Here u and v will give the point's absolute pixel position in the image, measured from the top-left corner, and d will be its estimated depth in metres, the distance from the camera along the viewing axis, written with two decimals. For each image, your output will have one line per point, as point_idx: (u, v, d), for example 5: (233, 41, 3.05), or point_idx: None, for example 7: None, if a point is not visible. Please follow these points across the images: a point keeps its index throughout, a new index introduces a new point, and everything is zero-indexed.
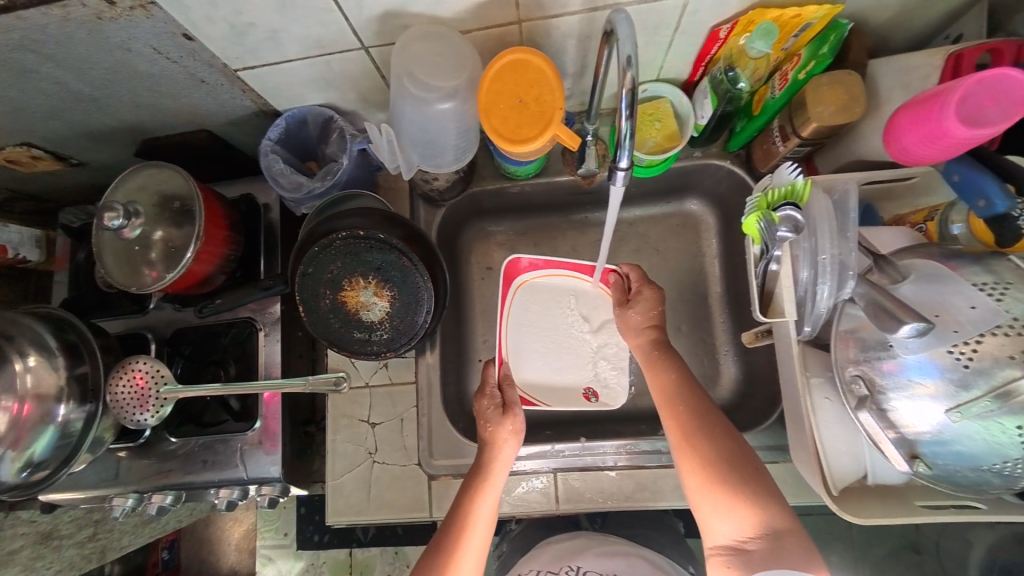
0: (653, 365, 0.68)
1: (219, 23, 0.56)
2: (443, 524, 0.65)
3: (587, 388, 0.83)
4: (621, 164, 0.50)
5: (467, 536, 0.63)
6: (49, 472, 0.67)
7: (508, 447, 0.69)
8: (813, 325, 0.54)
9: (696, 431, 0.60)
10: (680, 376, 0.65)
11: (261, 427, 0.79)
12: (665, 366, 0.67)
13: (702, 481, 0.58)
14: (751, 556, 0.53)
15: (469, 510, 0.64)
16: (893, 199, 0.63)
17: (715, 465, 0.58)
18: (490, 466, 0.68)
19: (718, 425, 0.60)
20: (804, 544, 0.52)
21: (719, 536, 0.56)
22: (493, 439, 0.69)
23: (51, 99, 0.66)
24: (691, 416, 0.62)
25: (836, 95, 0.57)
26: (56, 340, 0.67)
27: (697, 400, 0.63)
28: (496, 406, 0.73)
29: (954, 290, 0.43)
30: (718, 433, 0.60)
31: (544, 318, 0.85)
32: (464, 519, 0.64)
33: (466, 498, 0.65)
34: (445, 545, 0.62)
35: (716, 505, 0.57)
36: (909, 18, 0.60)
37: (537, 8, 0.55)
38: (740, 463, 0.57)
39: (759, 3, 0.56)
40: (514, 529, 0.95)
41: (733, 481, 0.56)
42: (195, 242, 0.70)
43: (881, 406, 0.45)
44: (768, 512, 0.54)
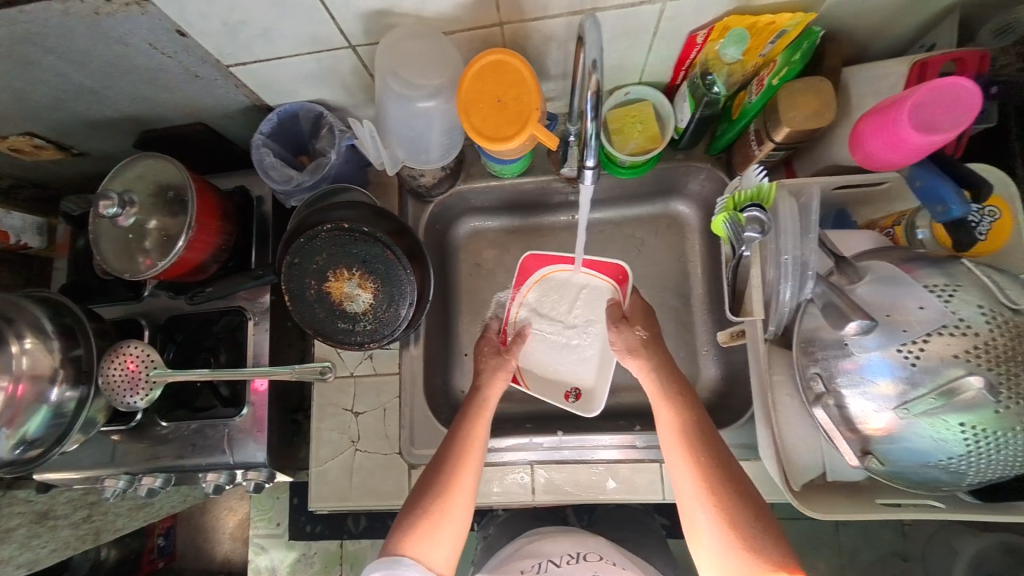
0: (663, 394, 0.67)
1: (212, 19, 0.58)
2: (443, 448, 0.69)
3: (572, 388, 0.83)
4: (589, 163, 0.52)
5: (470, 457, 0.67)
6: (43, 450, 0.69)
7: (500, 381, 0.75)
8: (778, 323, 0.55)
9: (721, 481, 0.59)
10: (693, 411, 0.65)
11: (249, 413, 0.81)
12: (677, 395, 0.66)
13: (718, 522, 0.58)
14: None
15: (471, 434, 0.69)
16: (866, 204, 0.64)
17: (738, 520, 0.57)
18: (486, 394, 0.74)
19: (738, 475, 0.60)
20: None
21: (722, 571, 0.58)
22: (487, 370, 0.76)
23: (53, 89, 0.68)
24: (706, 452, 0.62)
25: (810, 101, 0.58)
26: (53, 324, 0.70)
27: (710, 437, 0.63)
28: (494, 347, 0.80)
29: (907, 292, 0.44)
30: (735, 482, 0.60)
31: (548, 309, 0.86)
32: (467, 440, 0.68)
33: (465, 421, 0.70)
34: (449, 462, 0.67)
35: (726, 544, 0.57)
36: (884, 27, 0.61)
37: (520, 10, 0.57)
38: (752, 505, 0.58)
39: (735, 10, 0.57)
40: (500, 513, 0.96)
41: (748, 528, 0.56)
42: (187, 232, 0.72)
43: (837, 402, 0.46)
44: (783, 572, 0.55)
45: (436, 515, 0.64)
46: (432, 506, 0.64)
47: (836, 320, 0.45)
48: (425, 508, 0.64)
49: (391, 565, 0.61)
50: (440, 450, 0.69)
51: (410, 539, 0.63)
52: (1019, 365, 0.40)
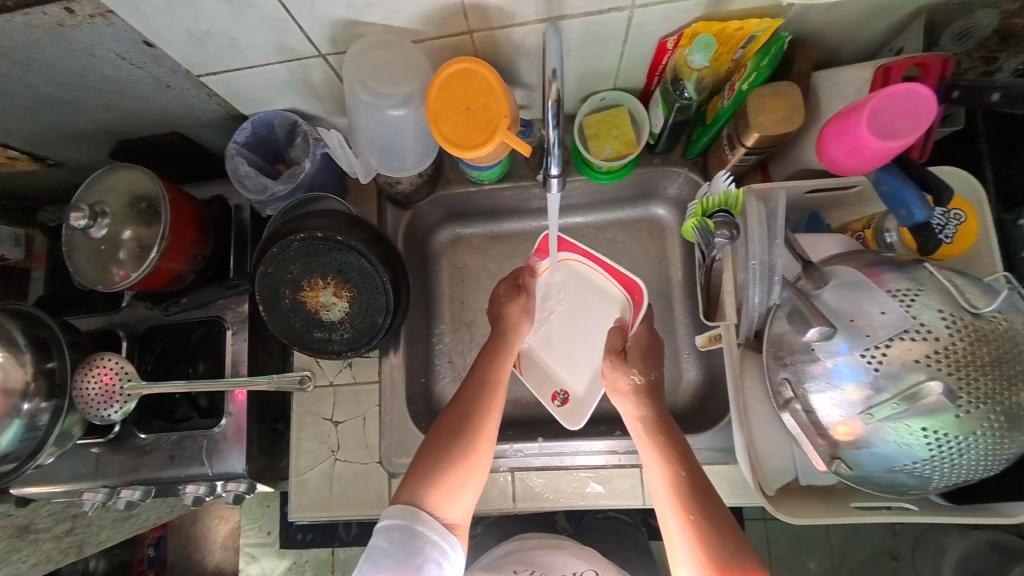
0: (656, 446, 0.63)
1: (178, 30, 0.57)
2: (469, 397, 0.67)
3: (561, 390, 0.82)
4: (553, 171, 0.52)
5: (498, 408, 0.68)
6: (16, 465, 0.69)
7: (522, 325, 0.77)
8: (748, 328, 0.55)
9: (712, 535, 0.56)
10: (690, 471, 0.60)
11: (228, 423, 0.80)
12: (666, 445, 0.62)
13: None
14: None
15: (498, 379, 0.70)
16: (839, 207, 0.64)
17: None
18: (509, 340, 0.75)
19: (728, 527, 0.57)
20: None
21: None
22: (512, 318, 0.76)
23: (23, 101, 0.68)
24: (700, 514, 0.57)
25: (777, 106, 0.59)
26: (26, 336, 0.69)
27: (705, 498, 0.59)
28: (513, 286, 0.79)
29: (869, 296, 0.44)
30: (726, 535, 0.56)
31: (558, 304, 0.86)
32: (495, 388, 0.69)
33: (495, 367, 0.71)
34: (478, 412, 0.66)
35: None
36: (852, 32, 0.62)
37: (487, 19, 0.57)
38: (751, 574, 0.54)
39: (703, 16, 0.58)
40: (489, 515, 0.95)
41: None
42: (160, 242, 0.72)
43: (804, 406, 0.47)
44: None
45: (463, 463, 0.63)
46: (458, 456, 0.63)
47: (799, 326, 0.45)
48: (452, 457, 0.63)
49: (411, 516, 0.58)
50: (466, 397, 0.67)
51: (433, 490, 0.60)
52: (977, 370, 0.40)
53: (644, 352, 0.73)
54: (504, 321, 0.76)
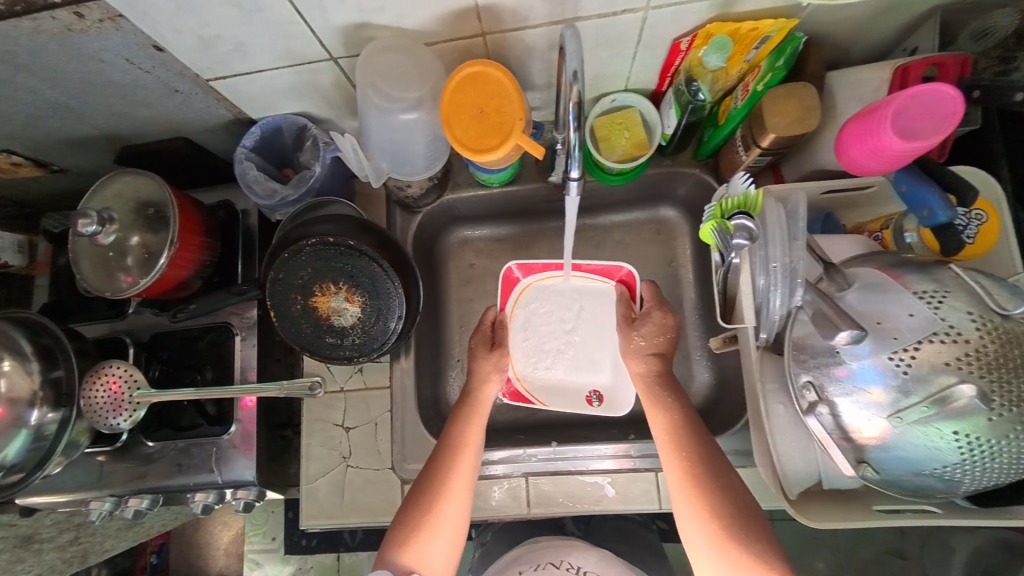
0: (656, 398, 0.68)
1: (186, 35, 0.57)
2: (436, 456, 0.69)
3: (592, 391, 0.82)
4: (574, 173, 0.51)
5: (456, 473, 0.67)
6: (23, 475, 0.68)
7: (493, 382, 0.76)
8: (769, 331, 0.55)
9: (707, 483, 0.60)
10: (686, 420, 0.65)
11: (238, 429, 0.79)
12: (670, 406, 0.66)
13: (710, 543, 0.58)
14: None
15: (462, 436, 0.69)
16: (852, 208, 0.63)
17: (725, 521, 0.58)
18: (477, 396, 0.74)
19: (724, 475, 0.60)
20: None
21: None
22: (481, 373, 0.76)
23: (28, 107, 0.67)
24: (702, 471, 0.61)
25: (789, 107, 0.58)
26: (31, 344, 0.68)
27: (704, 449, 0.62)
28: (486, 344, 0.79)
29: (897, 298, 0.44)
30: (721, 484, 0.60)
31: (550, 325, 0.84)
32: (459, 444, 0.69)
33: (460, 423, 0.71)
34: (440, 472, 0.67)
35: (717, 564, 0.58)
36: (865, 31, 0.61)
37: (500, 20, 0.56)
38: (747, 528, 0.57)
39: (717, 16, 0.57)
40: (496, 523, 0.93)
41: (731, 525, 0.58)
42: (168, 248, 0.71)
43: (829, 410, 0.46)
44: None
45: (427, 524, 0.65)
46: (423, 516, 0.65)
47: (827, 331, 0.45)
48: (415, 519, 0.65)
49: None
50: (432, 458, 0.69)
51: (401, 550, 0.63)
52: (1008, 372, 0.40)
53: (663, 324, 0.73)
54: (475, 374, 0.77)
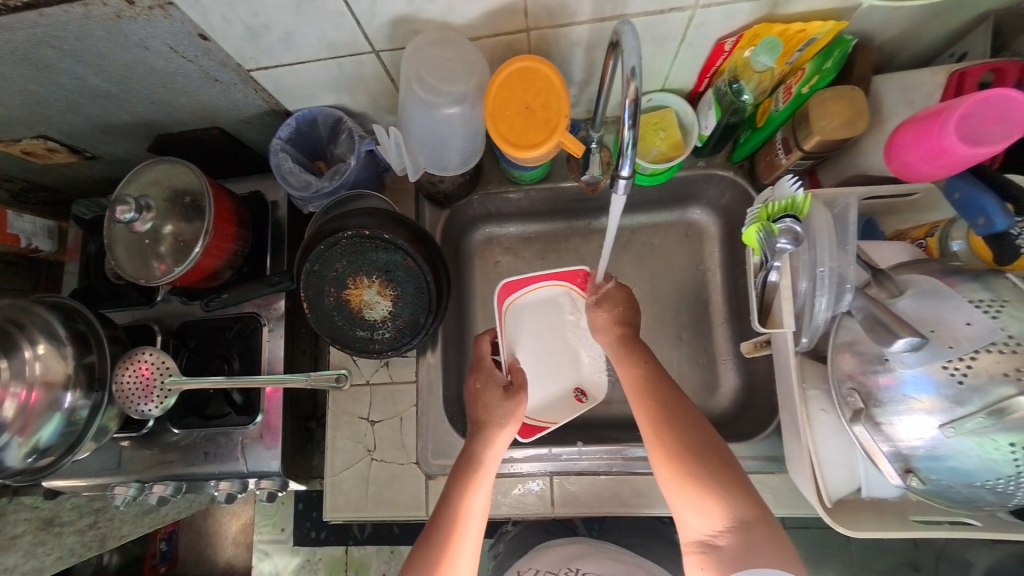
0: (626, 359, 0.67)
1: (234, 24, 0.57)
2: (433, 526, 0.60)
3: (577, 390, 0.81)
4: (623, 172, 0.50)
5: (452, 560, 0.58)
6: (54, 459, 0.68)
7: (500, 434, 0.65)
8: (811, 336, 0.55)
9: (665, 424, 0.60)
10: (649, 366, 0.65)
11: (262, 421, 0.80)
12: (632, 362, 0.66)
13: (675, 480, 0.57)
14: (726, 552, 0.53)
15: (459, 506, 0.60)
16: (895, 214, 0.62)
17: (683, 457, 0.57)
18: (484, 455, 0.63)
19: (683, 413, 0.60)
20: (772, 535, 0.52)
21: (691, 531, 0.56)
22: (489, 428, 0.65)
23: (70, 93, 0.68)
24: (663, 413, 0.61)
25: (840, 110, 0.57)
26: (65, 329, 0.69)
27: (665, 391, 0.62)
28: (497, 387, 0.69)
29: (952, 306, 0.44)
30: (679, 423, 0.59)
31: (538, 341, 0.82)
32: (456, 518, 0.59)
33: (455, 492, 0.61)
34: (435, 549, 0.58)
35: (686, 500, 0.56)
36: (913, 35, 0.61)
37: (547, 17, 0.56)
38: (709, 458, 0.57)
39: (765, 17, 0.57)
40: (511, 530, 0.92)
41: (688, 459, 0.57)
42: (203, 237, 0.71)
43: (878, 418, 0.45)
44: (738, 504, 0.54)
45: None
46: None
47: (879, 337, 0.44)
48: None
49: None
50: (428, 526, 0.60)
51: None
52: None
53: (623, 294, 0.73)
54: (480, 430, 0.66)
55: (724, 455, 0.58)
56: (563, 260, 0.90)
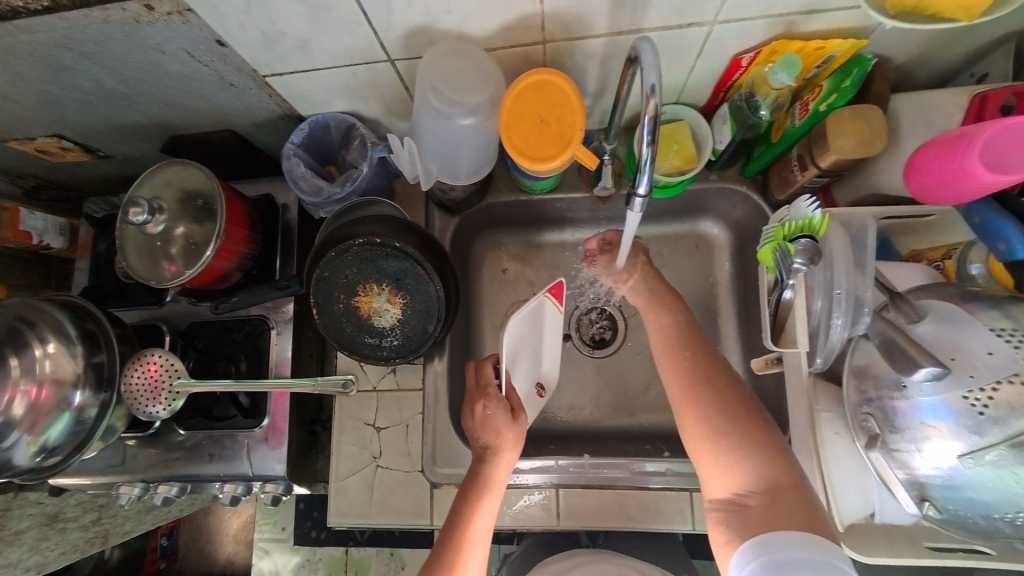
0: (653, 309, 0.69)
1: (251, 31, 0.57)
2: (439, 548, 0.59)
3: (538, 385, 0.74)
4: (640, 189, 0.50)
5: None
6: (62, 458, 0.68)
7: (505, 458, 0.63)
8: (825, 358, 0.54)
9: (699, 382, 0.60)
10: (681, 321, 0.67)
11: (268, 424, 0.80)
12: (661, 312, 0.69)
13: (705, 438, 0.57)
14: (752, 513, 0.52)
15: (464, 529, 0.59)
16: (910, 234, 0.62)
17: (716, 415, 0.58)
18: (490, 476, 0.62)
19: (720, 375, 0.60)
20: (806, 501, 0.50)
21: (719, 490, 0.56)
22: (495, 449, 0.63)
23: (86, 94, 0.68)
24: (698, 372, 0.61)
25: (858, 128, 0.56)
26: (76, 328, 0.69)
27: (701, 352, 0.63)
28: (505, 410, 0.64)
29: (971, 333, 0.43)
30: (714, 381, 0.60)
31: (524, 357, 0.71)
32: (460, 541, 0.59)
33: (461, 514, 0.60)
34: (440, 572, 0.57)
35: (716, 458, 0.56)
36: (933, 55, 0.60)
37: (564, 29, 0.56)
38: (744, 422, 0.56)
39: (783, 34, 0.56)
40: (514, 552, 0.88)
41: (721, 418, 0.57)
42: (215, 240, 0.71)
43: (894, 446, 0.45)
44: (771, 467, 0.53)
45: None
46: None
47: (899, 365, 0.44)
48: None
49: None
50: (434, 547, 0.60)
51: None
52: None
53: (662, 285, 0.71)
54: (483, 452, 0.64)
55: (762, 418, 0.57)
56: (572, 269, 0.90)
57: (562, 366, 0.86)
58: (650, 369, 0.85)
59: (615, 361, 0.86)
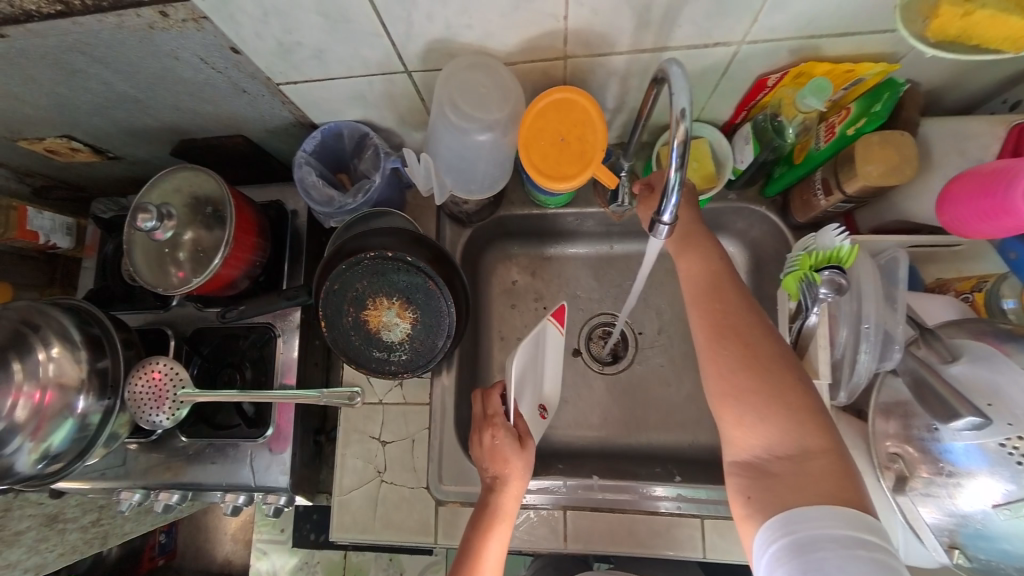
0: (690, 256, 0.61)
1: (267, 40, 0.56)
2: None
3: (540, 407, 0.72)
4: (664, 218, 0.49)
5: None
6: (64, 464, 0.67)
7: (513, 487, 0.62)
8: (849, 393, 0.54)
9: (731, 336, 0.54)
10: (716, 270, 0.59)
11: (272, 433, 0.79)
12: (694, 263, 0.61)
13: (733, 399, 0.52)
14: (777, 481, 0.49)
15: (476, 559, 0.58)
16: (935, 262, 0.60)
17: (747, 374, 0.52)
18: (499, 503, 0.61)
19: (755, 329, 0.54)
20: (837, 469, 0.47)
21: (741, 450, 0.52)
22: (504, 476, 0.61)
23: (97, 97, 0.67)
24: (730, 327, 0.55)
25: (886, 154, 0.55)
26: (80, 333, 0.68)
27: (735, 303, 0.56)
28: (514, 438, 0.63)
29: (1008, 377, 0.43)
30: (749, 337, 0.54)
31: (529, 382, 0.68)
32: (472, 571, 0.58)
33: (472, 544, 0.59)
34: None
35: (742, 419, 0.52)
36: (964, 81, 0.58)
37: (587, 46, 0.54)
38: (778, 381, 0.51)
39: (812, 56, 0.55)
40: None
41: (752, 378, 0.52)
42: (223, 248, 0.70)
43: (922, 490, 0.48)
44: (803, 432, 0.49)
45: None
46: None
47: (937, 410, 0.44)
48: None
49: None
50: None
51: None
52: None
53: (708, 233, 0.62)
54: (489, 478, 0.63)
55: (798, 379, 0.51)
56: (583, 285, 0.89)
57: (571, 382, 0.85)
58: (661, 389, 0.83)
59: (625, 379, 0.84)
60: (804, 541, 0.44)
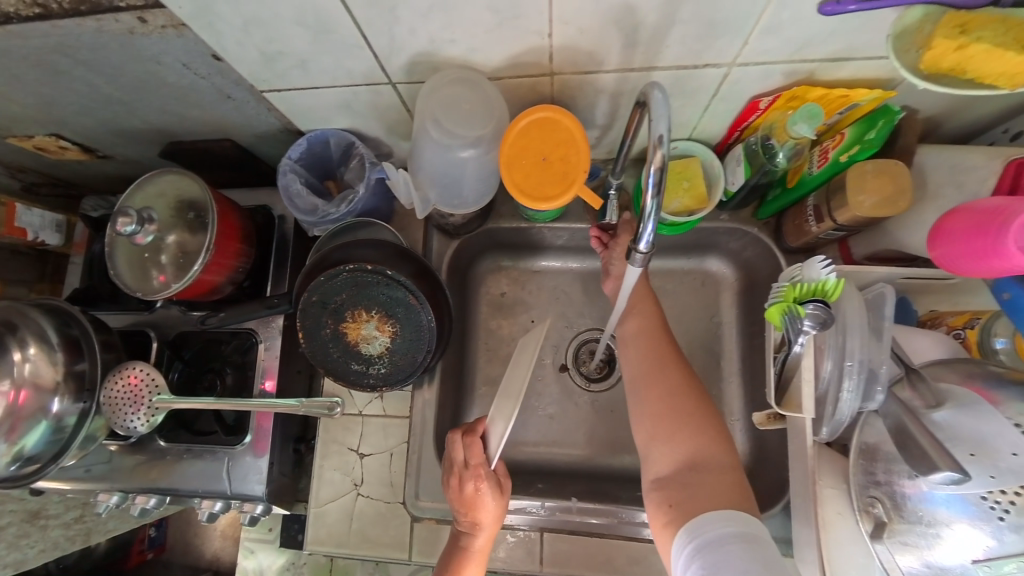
0: (645, 301, 0.67)
1: (249, 49, 0.55)
2: None
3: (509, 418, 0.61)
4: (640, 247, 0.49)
5: None
6: (38, 466, 0.67)
7: (489, 530, 0.61)
8: (832, 429, 0.52)
9: (658, 363, 0.61)
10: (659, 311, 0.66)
11: (251, 442, 0.77)
12: (647, 308, 0.66)
13: (656, 418, 0.58)
14: (693, 492, 0.52)
15: None
16: (930, 294, 0.58)
17: (669, 395, 0.58)
18: (472, 545, 0.61)
19: (678, 359, 0.62)
20: (742, 484, 0.51)
21: (662, 467, 0.56)
22: (479, 519, 0.61)
23: (83, 98, 0.67)
24: (659, 355, 0.62)
25: (881, 184, 0.53)
26: (58, 335, 0.67)
27: (666, 337, 0.64)
28: (494, 488, 0.61)
29: (993, 427, 0.44)
30: (673, 365, 0.61)
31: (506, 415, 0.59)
32: None
33: None
34: None
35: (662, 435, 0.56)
36: (964, 109, 0.56)
37: (573, 64, 0.53)
38: (696, 404, 0.57)
39: (805, 80, 0.54)
40: None
41: (672, 398, 0.58)
42: (204, 254, 0.69)
43: (901, 538, 0.46)
44: (714, 449, 0.54)
45: None
46: None
47: (920, 462, 0.44)
48: None
49: None
50: None
51: None
52: None
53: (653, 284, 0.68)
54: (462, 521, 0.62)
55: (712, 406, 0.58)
56: (571, 299, 0.87)
57: (557, 399, 0.83)
58: None
59: (611, 398, 0.83)
60: (712, 541, 0.46)
